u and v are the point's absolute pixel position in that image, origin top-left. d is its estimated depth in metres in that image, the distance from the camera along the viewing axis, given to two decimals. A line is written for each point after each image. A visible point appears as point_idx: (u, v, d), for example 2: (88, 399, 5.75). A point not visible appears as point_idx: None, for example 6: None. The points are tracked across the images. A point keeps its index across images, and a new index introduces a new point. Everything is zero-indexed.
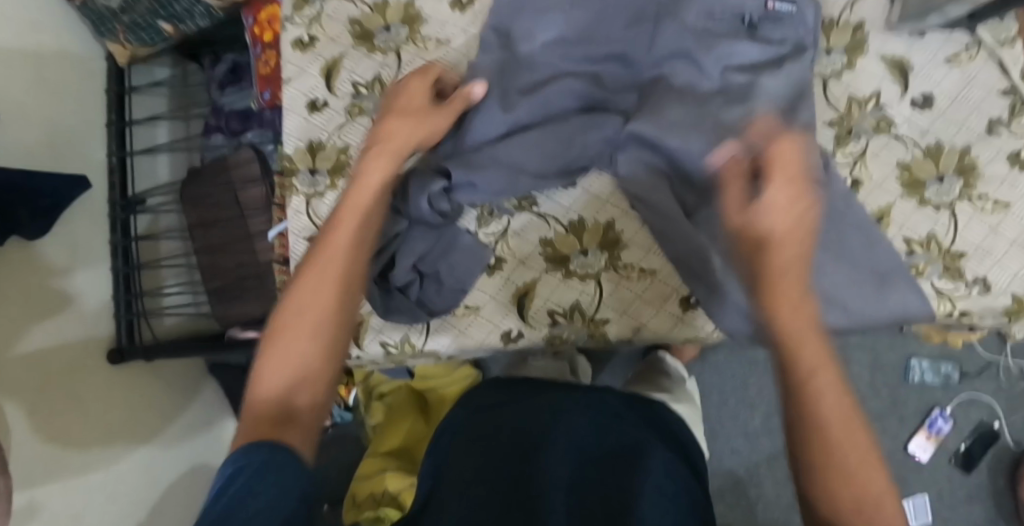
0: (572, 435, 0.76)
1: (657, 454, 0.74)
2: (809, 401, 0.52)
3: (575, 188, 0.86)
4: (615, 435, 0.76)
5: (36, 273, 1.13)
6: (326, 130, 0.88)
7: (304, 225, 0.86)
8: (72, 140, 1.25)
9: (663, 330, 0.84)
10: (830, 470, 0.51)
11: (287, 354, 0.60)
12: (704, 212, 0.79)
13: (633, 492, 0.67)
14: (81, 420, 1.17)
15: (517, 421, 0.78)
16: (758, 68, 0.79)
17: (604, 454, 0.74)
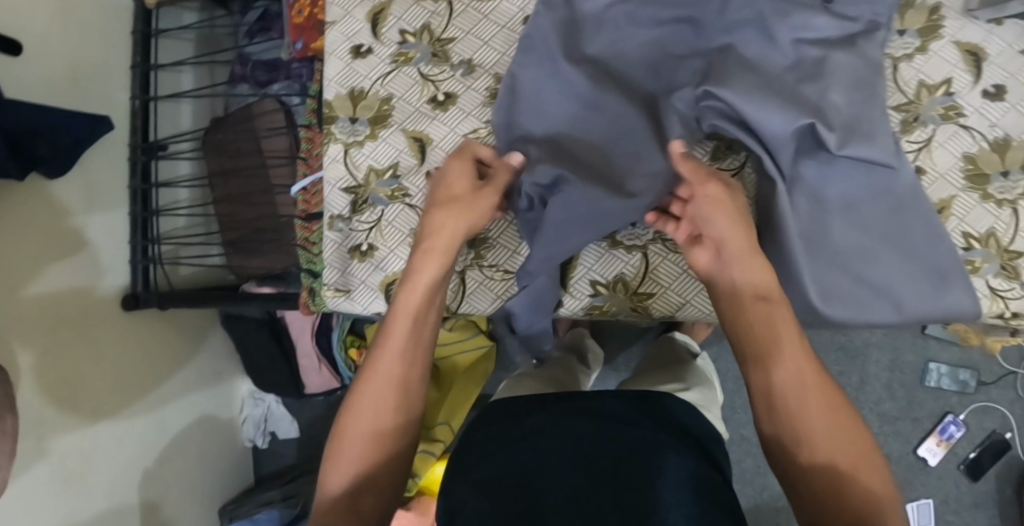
0: (580, 443, 0.72)
1: (674, 454, 0.71)
2: (794, 410, 0.62)
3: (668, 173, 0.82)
4: (628, 435, 0.73)
5: (52, 212, 1.10)
6: (369, 78, 0.84)
7: (340, 175, 0.83)
8: (96, 79, 1.21)
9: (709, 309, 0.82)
10: (821, 454, 0.60)
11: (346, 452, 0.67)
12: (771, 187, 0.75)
13: (654, 500, 0.65)
14: (95, 363, 1.16)
15: (540, 427, 0.76)
16: (830, 45, 0.75)
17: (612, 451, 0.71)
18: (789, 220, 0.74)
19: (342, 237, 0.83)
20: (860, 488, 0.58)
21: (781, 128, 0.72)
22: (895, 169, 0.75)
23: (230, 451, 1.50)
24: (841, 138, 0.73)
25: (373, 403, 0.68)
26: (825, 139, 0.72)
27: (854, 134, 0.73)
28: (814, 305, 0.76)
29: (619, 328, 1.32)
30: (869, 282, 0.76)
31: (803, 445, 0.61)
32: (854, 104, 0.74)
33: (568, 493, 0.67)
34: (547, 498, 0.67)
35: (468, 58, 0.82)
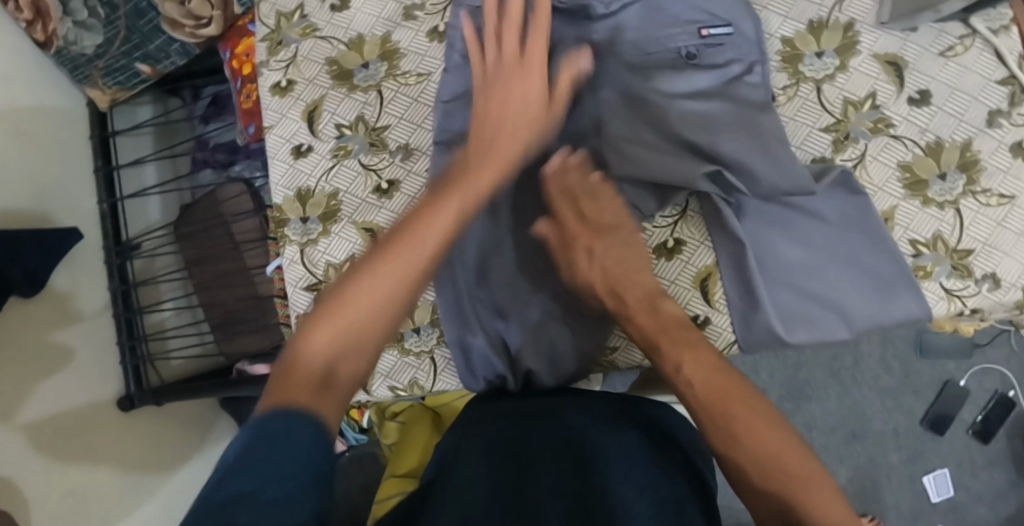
0: (557, 443, 0.70)
1: (646, 461, 0.67)
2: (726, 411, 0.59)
3: None
4: (606, 435, 0.70)
5: (35, 331, 1.13)
6: (313, 176, 0.84)
7: (300, 275, 0.83)
8: (61, 192, 1.22)
9: (722, 328, 0.77)
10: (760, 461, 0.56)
11: (345, 309, 0.55)
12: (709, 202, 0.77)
13: (608, 491, 0.62)
14: (97, 466, 1.19)
15: (517, 421, 0.74)
16: (720, 86, 0.77)
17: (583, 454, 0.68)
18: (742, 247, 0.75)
19: None
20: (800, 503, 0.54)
21: (693, 172, 0.73)
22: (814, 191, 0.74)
23: None
24: (751, 180, 0.74)
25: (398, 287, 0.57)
26: (733, 182, 0.74)
27: (766, 165, 0.73)
28: (781, 332, 0.76)
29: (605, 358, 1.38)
30: (820, 297, 0.77)
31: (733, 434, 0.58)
32: (757, 126, 0.74)
33: (550, 470, 0.65)
34: (524, 471, 0.66)
35: (404, 143, 0.83)
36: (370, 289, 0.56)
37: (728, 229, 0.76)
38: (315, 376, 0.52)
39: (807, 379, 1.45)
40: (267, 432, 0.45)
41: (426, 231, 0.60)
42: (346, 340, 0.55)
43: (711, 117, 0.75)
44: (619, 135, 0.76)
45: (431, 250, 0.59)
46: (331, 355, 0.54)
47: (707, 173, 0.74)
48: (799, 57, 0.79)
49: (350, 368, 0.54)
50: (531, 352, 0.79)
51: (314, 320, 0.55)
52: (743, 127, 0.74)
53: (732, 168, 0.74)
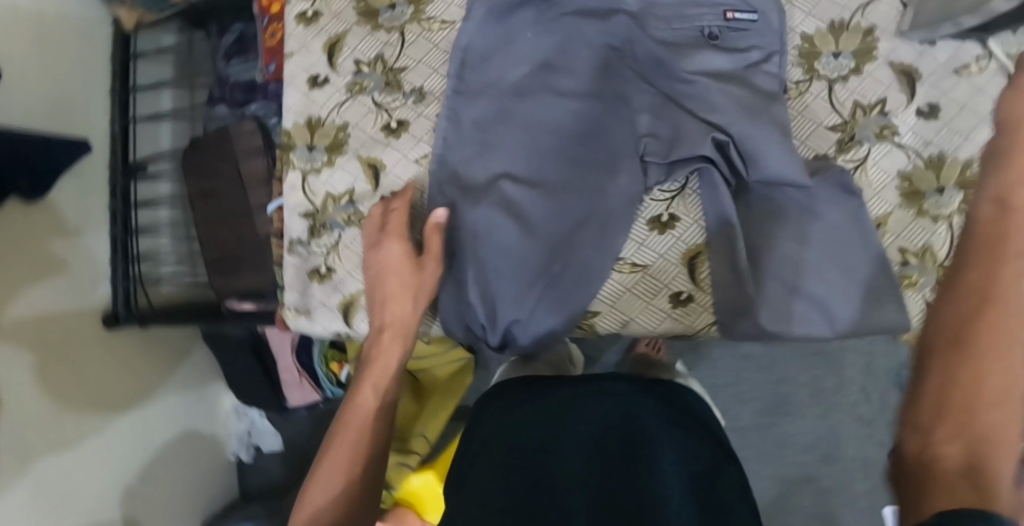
0: (584, 435, 0.75)
1: (673, 441, 0.74)
2: (972, 342, 0.58)
3: None
4: (625, 421, 0.75)
5: (32, 235, 1.13)
6: (325, 108, 0.85)
7: (300, 201, 0.85)
8: (78, 103, 1.22)
9: (703, 305, 0.79)
10: (962, 399, 0.57)
11: (335, 458, 0.73)
12: (711, 177, 0.77)
13: (651, 489, 0.68)
14: (73, 383, 1.19)
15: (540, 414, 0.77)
16: (738, 71, 0.77)
17: (610, 447, 0.74)
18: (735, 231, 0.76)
19: (301, 261, 0.84)
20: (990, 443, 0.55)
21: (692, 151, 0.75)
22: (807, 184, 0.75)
23: (215, 464, 1.52)
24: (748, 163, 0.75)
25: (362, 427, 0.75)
26: (733, 159, 0.75)
27: (764, 151, 0.73)
28: (762, 321, 0.77)
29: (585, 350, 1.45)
30: (810, 294, 0.77)
31: (965, 363, 0.58)
32: (769, 117, 0.74)
33: (584, 478, 0.71)
34: (555, 481, 0.71)
35: (418, 86, 0.84)
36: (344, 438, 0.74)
37: (722, 213, 0.76)
38: None
39: (788, 395, 1.45)
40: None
41: (361, 408, 0.75)
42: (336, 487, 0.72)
43: (723, 97, 0.75)
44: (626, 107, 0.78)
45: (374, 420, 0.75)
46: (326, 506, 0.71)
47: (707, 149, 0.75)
48: (815, 56, 0.80)
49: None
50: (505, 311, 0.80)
51: (313, 482, 0.73)
52: (759, 111, 0.74)
53: (738, 145, 0.74)
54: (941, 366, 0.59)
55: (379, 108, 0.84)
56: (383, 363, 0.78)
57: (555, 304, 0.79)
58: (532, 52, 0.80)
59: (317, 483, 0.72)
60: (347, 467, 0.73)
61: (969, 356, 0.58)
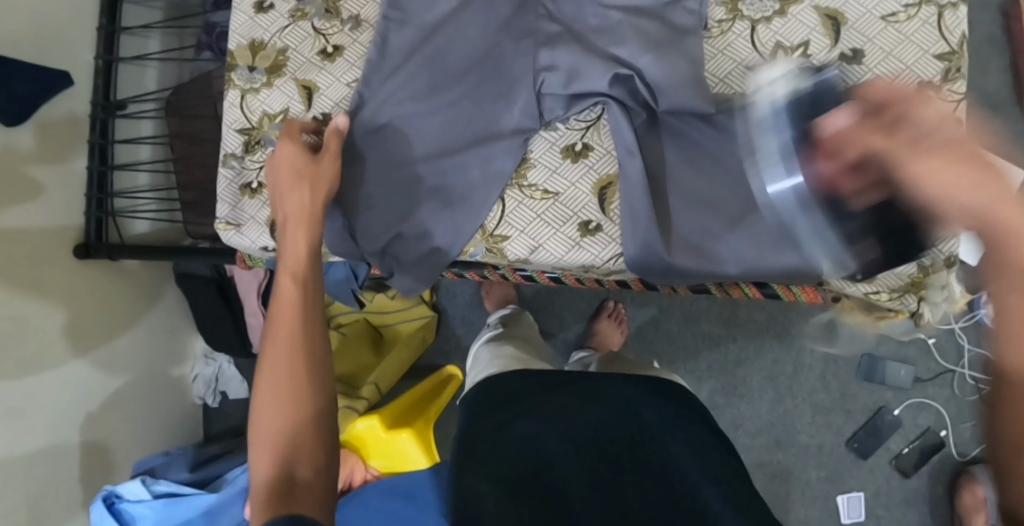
0: (594, 427, 0.81)
1: (674, 436, 0.81)
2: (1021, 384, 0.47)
3: (548, 134, 0.83)
4: (632, 415, 0.84)
5: (12, 159, 1.17)
6: (268, 32, 0.89)
7: (237, 118, 0.88)
8: (61, 36, 1.27)
9: (610, 235, 0.81)
10: None
11: (274, 372, 0.67)
12: (614, 110, 0.78)
13: (668, 471, 0.76)
14: (41, 307, 1.22)
15: (555, 412, 0.84)
16: (659, 5, 0.78)
17: (615, 438, 0.80)
18: (636, 161, 0.77)
19: (234, 174, 0.88)
20: None
21: (599, 82, 0.77)
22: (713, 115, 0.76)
23: (178, 403, 1.57)
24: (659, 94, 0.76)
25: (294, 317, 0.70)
26: (641, 90, 0.77)
27: (670, 83, 0.75)
28: (668, 254, 0.78)
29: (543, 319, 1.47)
30: (714, 231, 0.78)
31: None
32: (682, 50, 0.76)
33: (594, 473, 0.75)
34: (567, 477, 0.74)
35: (356, 14, 0.88)
36: (274, 347, 0.68)
37: (628, 144, 0.77)
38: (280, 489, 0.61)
39: (744, 377, 1.44)
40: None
41: (285, 301, 0.71)
42: (288, 396, 0.66)
43: (637, 30, 0.77)
44: (547, 38, 0.80)
45: (303, 297, 0.72)
46: (286, 415, 0.65)
47: (611, 80, 0.77)
48: None
49: (305, 464, 0.63)
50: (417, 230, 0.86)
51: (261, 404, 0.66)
52: (668, 45, 0.76)
53: (641, 73, 0.76)
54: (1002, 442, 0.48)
55: (317, 33, 0.87)
56: (294, 251, 0.75)
57: (464, 225, 0.84)
58: None
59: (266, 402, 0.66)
60: (287, 368, 0.67)
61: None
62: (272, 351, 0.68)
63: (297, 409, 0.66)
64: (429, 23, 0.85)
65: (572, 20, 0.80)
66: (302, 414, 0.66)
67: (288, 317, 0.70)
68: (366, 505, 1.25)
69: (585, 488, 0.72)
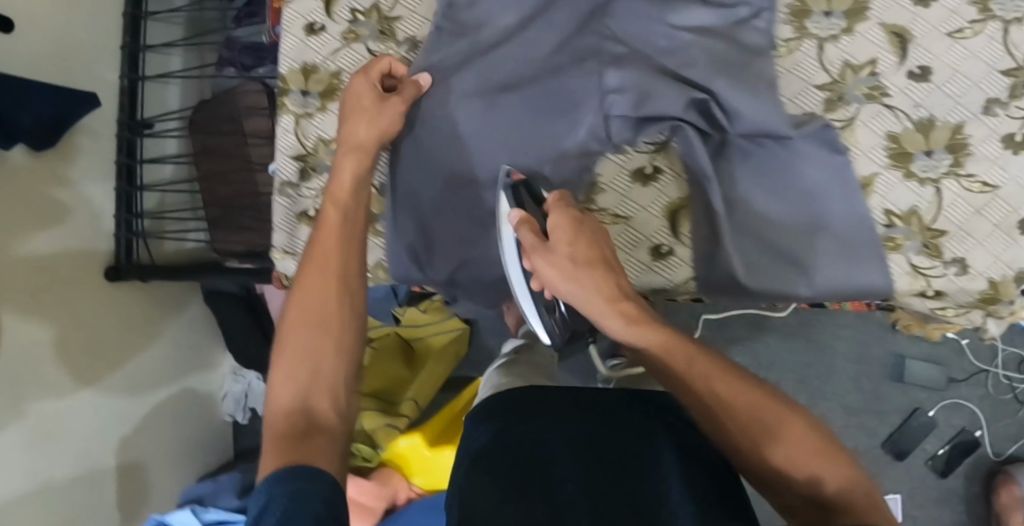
0: (586, 441, 0.74)
1: (671, 443, 0.73)
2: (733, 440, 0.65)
3: (617, 157, 0.82)
4: (633, 420, 0.75)
5: (40, 184, 1.15)
6: (320, 55, 0.88)
7: (291, 145, 0.87)
8: (85, 56, 1.25)
9: (682, 258, 0.81)
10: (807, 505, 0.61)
11: (308, 293, 0.75)
12: (686, 132, 0.77)
13: (660, 497, 0.68)
14: (73, 331, 1.20)
15: (546, 422, 0.76)
16: (726, 26, 0.78)
17: (604, 454, 0.73)
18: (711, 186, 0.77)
19: (291, 203, 0.87)
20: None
21: (672, 108, 0.76)
22: (790, 137, 0.76)
23: (207, 422, 1.55)
24: (733, 117, 0.76)
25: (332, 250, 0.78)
26: (716, 116, 0.76)
27: (743, 107, 0.74)
28: (743, 278, 0.77)
29: None
30: (786, 253, 0.78)
31: (768, 440, 0.64)
32: (753, 73, 0.76)
33: (582, 493, 0.69)
34: (560, 500, 0.69)
35: (412, 36, 0.87)
36: (314, 273, 0.76)
37: (700, 168, 0.77)
38: (298, 414, 0.68)
39: (777, 382, 1.43)
40: (289, 484, 0.59)
41: (328, 232, 0.79)
42: (316, 316, 0.74)
43: (705, 54, 0.76)
44: (611, 60, 0.80)
45: (345, 235, 0.79)
46: (313, 331, 0.73)
47: (685, 105, 0.76)
48: (807, 13, 0.79)
49: (322, 397, 0.70)
50: (482, 253, 0.86)
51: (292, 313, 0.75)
52: (737, 68, 0.76)
53: (715, 96, 0.75)
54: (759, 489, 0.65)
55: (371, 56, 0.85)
56: (343, 181, 0.81)
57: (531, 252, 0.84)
58: (515, 11, 0.83)
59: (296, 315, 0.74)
60: (322, 296, 0.75)
61: (767, 437, 0.64)
62: (309, 271, 0.76)
63: (323, 331, 0.73)
64: (485, 47, 0.84)
65: (635, 43, 0.79)
66: (330, 332, 0.73)
67: (327, 250, 0.78)
68: (412, 521, 1.20)
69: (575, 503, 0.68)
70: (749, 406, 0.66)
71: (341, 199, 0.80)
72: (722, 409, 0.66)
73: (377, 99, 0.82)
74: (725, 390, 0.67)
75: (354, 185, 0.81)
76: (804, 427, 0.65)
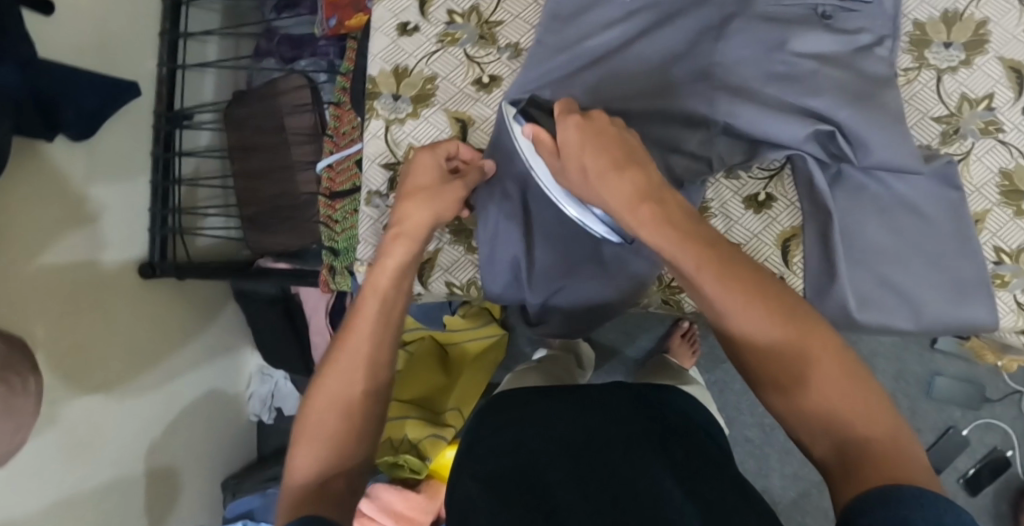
0: (580, 434, 0.67)
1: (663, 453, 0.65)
2: (762, 378, 0.62)
3: (732, 181, 0.83)
4: (622, 426, 0.69)
5: (80, 177, 1.09)
6: (414, 57, 0.90)
7: (381, 151, 0.90)
8: (129, 41, 1.19)
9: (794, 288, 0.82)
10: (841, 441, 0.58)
11: (341, 367, 0.71)
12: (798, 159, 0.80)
13: (649, 483, 0.60)
14: (106, 335, 1.14)
15: (543, 414, 0.71)
16: (849, 54, 0.78)
17: (589, 446, 0.66)
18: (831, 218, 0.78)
19: (379, 213, 0.90)
20: (887, 457, 0.55)
21: (796, 136, 0.76)
22: (921, 173, 0.76)
23: (233, 423, 1.50)
24: (861, 149, 0.76)
25: (370, 324, 0.74)
26: (842, 147, 0.76)
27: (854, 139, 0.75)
28: (855, 312, 0.79)
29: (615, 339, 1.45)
30: (896, 285, 0.79)
31: (803, 375, 0.60)
32: (883, 107, 0.75)
33: (571, 479, 0.62)
34: (547, 481, 0.62)
35: (514, 41, 0.88)
36: (351, 347, 0.73)
37: (818, 200, 0.79)
38: (314, 492, 0.65)
39: None
40: None
41: (367, 308, 0.74)
42: (346, 390, 0.71)
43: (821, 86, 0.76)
44: (723, 85, 0.79)
45: (385, 312, 0.75)
46: (340, 409, 0.70)
47: (808, 135, 0.76)
48: (926, 43, 0.80)
49: (339, 475, 0.67)
50: (579, 274, 0.87)
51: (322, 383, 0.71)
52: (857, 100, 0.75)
53: (839, 125, 0.75)
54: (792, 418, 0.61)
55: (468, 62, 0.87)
56: (388, 265, 0.77)
57: (628, 273, 0.86)
58: (619, 31, 0.82)
59: (327, 383, 0.71)
60: (358, 374, 0.71)
61: (803, 374, 0.60)
62: (346, 346, 0.73)
63: (350, 412, 0.70)
64: (589, 66, 0.82)
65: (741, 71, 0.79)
66: (357, 411, 0.70)
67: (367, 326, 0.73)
68: None
69: (571, 488, 0.61)
70: (787, 329, 0.62)
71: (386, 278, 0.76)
72: (752, 345, 0.63)
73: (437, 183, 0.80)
74: (745, 305, 0.63)
75: (397, 271, 0.77)
76: (839, 353, 0.61)
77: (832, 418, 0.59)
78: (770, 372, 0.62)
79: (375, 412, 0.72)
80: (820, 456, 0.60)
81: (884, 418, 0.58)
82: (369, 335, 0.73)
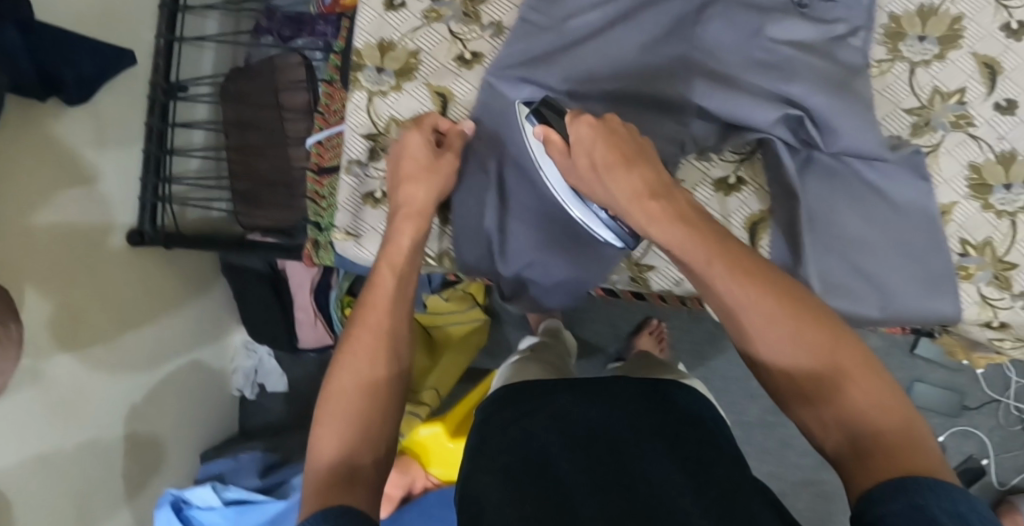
0: (590, 430, 0.69)
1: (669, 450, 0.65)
2: (786, 378, 0.64)
3: (707, 163, 0.85)
4: (626, 420, 0.69)
5: (75, 140, 1.11)
6: (399, 31, 0.91)
7: (363, 122, 0.91)
8: (131, 10, 1.20)
9: None
10: (859, 437, 0.59)
11: (358, 351, 0.72)
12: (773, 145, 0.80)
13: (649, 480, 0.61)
14: (94, 298, 1.15)
15: (555, 408, 0.72)
16: (823, 42, 0.80)
17: (597, 444, 0.67)
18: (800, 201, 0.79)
19: (358, 182, 0.91)
20: (906, 451, 0.56)
21: (767, 121, 0.78)
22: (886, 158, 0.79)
23: (216, 396, 1.52)
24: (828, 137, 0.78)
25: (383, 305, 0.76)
26: (810, 133, 0.78)
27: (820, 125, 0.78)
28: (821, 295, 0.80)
29: (597, 330, 1.46)
30: (865, 272, 0.81)
31: (832, 381, 0.61)
32: (856, 97, 0.77)
33: (583, 478, 0.62)
34: (561, 479, 0.63)
35: (497, 20, 0.90)
36: (365, 331, 0.74)
37: (788, 184, 0.80)
38: (342, 469, 0.63)
39: None
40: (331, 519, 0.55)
41: (381, 291, 0.77)
42: (364, 370, 0.71)
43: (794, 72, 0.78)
44: (700, 69, 0.81)
45: (396, 295, 0.78)
46: (358, 389, 0.69)
47: (779, 119, 0.78)
48: (901, 36, 0.83)
49: (366, 451, 0.65)
50: (550, 249, 0.89)
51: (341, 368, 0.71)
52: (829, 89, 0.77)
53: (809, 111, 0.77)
54: (812, 424, 0.62)
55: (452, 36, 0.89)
56: (398, 247, 0.81)
57: (596, 251, 0.88)
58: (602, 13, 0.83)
59: (344, 367, 0.71)
60: (374, 357, 0.72)
61: (832, 378, 0.61)
62: (359, 329, 0.74)
63: (369, 392, 0.69)
64: (572, 45, 0.83)
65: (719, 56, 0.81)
66: (377, 389, 0.70)
67: (379, 311, 0.75)
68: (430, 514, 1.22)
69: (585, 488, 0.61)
70: (810, 330, 0.63)
71: (393, 263, 0.80)
72: (784, 348, 0.63)
73: (434, 157, 0.85)
74: (762, 304, 0.64)
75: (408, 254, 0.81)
76: (860, 350, 0.62)
77: (853, 411, 0.60)
78: (795, 375, 0.63)
79: (393, 393, 0.71)
80: (834, 453, 0.61)
81: (905, 414, 0.59)
82: (381, 318, 0.75)
